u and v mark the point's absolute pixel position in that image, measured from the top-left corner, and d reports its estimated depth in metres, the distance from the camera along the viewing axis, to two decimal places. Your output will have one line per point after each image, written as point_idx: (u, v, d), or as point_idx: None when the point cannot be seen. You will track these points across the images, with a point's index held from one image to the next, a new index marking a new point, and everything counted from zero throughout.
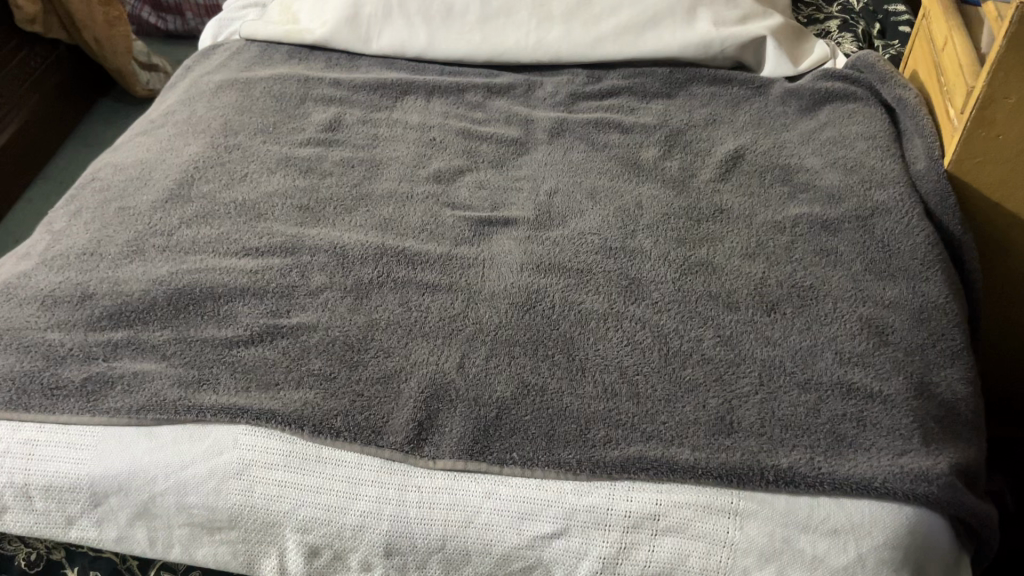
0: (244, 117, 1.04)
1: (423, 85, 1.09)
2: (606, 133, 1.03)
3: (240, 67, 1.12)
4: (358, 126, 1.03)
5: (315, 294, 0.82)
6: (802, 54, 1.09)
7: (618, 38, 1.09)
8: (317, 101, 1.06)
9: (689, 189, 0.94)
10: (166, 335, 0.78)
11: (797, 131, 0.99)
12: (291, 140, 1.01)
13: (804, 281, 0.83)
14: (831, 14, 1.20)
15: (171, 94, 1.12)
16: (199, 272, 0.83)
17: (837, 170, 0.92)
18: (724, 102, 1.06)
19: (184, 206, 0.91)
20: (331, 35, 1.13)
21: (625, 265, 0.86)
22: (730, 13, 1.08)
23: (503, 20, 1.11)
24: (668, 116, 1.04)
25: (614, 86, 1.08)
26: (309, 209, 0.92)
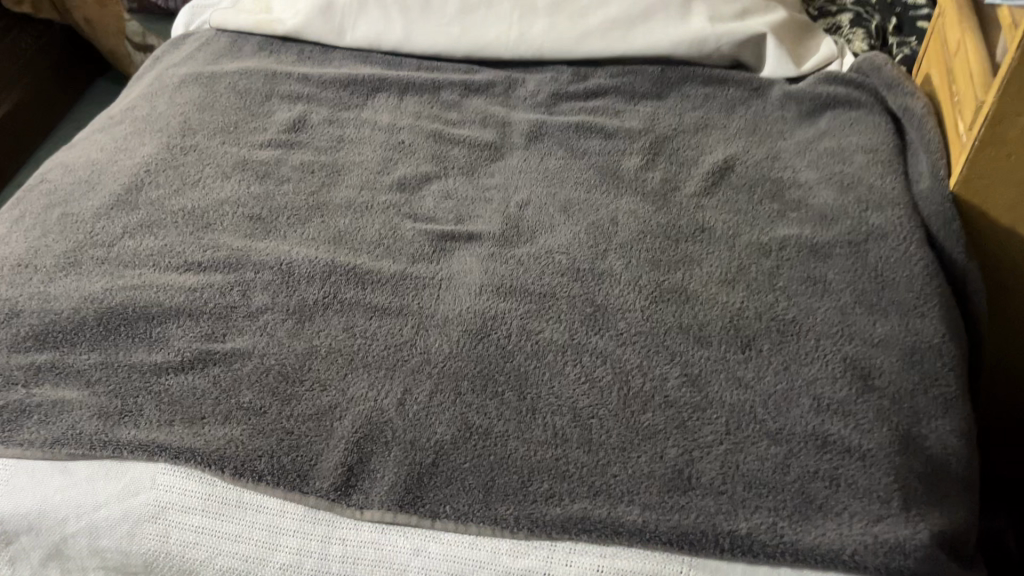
0: (204, 115, 0.98)
1: (397, 82, 1.02)
2: (587, 139, 0.95)
3: (207, 59, 1.06)
4: (323, 126, 0.97)
5: (255, 316, 0.76)
6: (807, 53, 1.01)
7: (606, 33, 1.00)
8: (282, 98, 1.00)
9: (670, 204, 0.87)
10: (92, 359, 0.73)
11: (794, 140, 0.91)
12: (251, 141, 0.95)
13: (785, 314, 0.75)
14: (845, 6, 1.10)
15: (135, 88, 1.07)
16: (134, 289, 0.78)
17: (833, 186, 0.84)
18: (717, 106, 0.98)
19: (130, 214, 0.86)
20: (303, 26, 1.07)
21: (591, 289, 0.79)
22: (728, 7, 0.99)
23: (484, 12, 1.03)
24: (655, 120, 0.96)
25: (600, 86, 1.00)
26: (261, 219, 0.86)
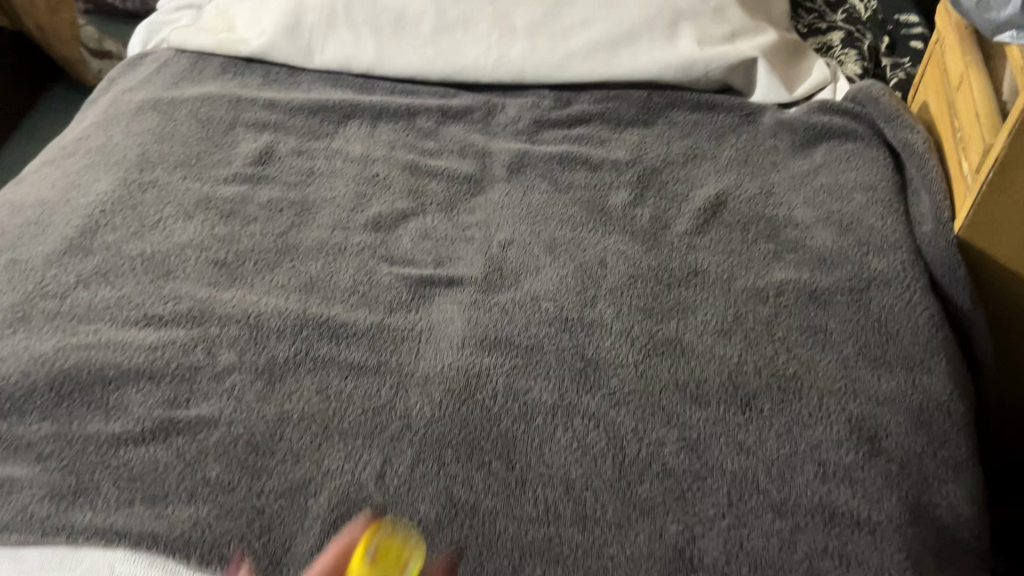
0: (164, 146, 0.92)
1: (370, 108, 0.96)
2: (572, 171, 0.91)
3: (166, 83, 1.00)
4: (291, 158, 0.91)
5: (221, 377, 0.71)
6: (799, 76, 0.96)
7: (589, 56, 0.95)
8: (247, 126, 0.94)
9: (661, 244, 0.83)
10: (44, 431, 0.68)
11: (787, 173, 0.87)
12: (215, 176, 0.89)
13: (785, 369, 0.71)
14: (834, 24, 1.06)
15: (89, 114, 1.00)
16: (90, 348, 0.73)
17: (831, 226, 0.80)
18: (706, 134, 0.93)
19: (84, 260, 0.80)
20: (268, 47, 1.01)
21: (581, 341, 0.74)
22: (717, 29, 0.95)
23: (460, 33, 0.98)
24: (642, 150, 0.92)
25: (584, 112, 0.96)
26: (226, 264, 0.81)
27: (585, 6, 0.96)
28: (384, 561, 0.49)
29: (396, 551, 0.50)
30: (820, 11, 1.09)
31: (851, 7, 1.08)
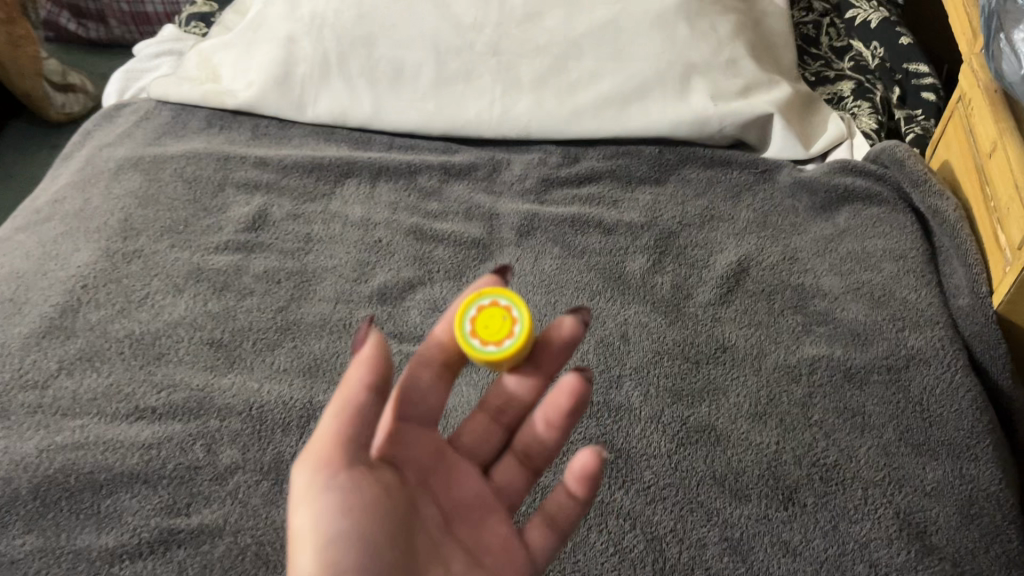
0: (148, 211, 0.86)
1: (368, 166, 0.91)
2: (585, 234, 0.86)
3: (147, 138, 0.94)
4: (286, 222, 0.86)
5: (223, 478, 0.65)
6: (813, 131, 0.93)
7: (597, 111, 0.92)
8: (237, 187, 0.88)
9: (685, 315, 0.79)
10: (29, 546, 0.62)
11: (809, 236, 0.84)
12: (205, 243, 0.83)
13: (825, 457, 0.68)
14: (842, 73, 1.04)
15: (64, 172, 0.94)
16: (77, 448, 0.67)
17: (861, 298, 0.77)
18: (721, 193, 0.90)
19: (66, 344, 0.74)
20: (257, 100, 0.95)
21: (609, 428, 0.70)
22: (730, 83, 0.91)
23: (462, 86, 0.93)
24: (657, 210, 0.88)
25: (593, 170, 0.91)
26: (222, 345, 0.75)
27: (591, 58, 0.92)
28: (487, 323, 0.56)
29: (501, 311, 0.56)
30: (826, 59, 1.07)
31: (857, 51, 1.06)
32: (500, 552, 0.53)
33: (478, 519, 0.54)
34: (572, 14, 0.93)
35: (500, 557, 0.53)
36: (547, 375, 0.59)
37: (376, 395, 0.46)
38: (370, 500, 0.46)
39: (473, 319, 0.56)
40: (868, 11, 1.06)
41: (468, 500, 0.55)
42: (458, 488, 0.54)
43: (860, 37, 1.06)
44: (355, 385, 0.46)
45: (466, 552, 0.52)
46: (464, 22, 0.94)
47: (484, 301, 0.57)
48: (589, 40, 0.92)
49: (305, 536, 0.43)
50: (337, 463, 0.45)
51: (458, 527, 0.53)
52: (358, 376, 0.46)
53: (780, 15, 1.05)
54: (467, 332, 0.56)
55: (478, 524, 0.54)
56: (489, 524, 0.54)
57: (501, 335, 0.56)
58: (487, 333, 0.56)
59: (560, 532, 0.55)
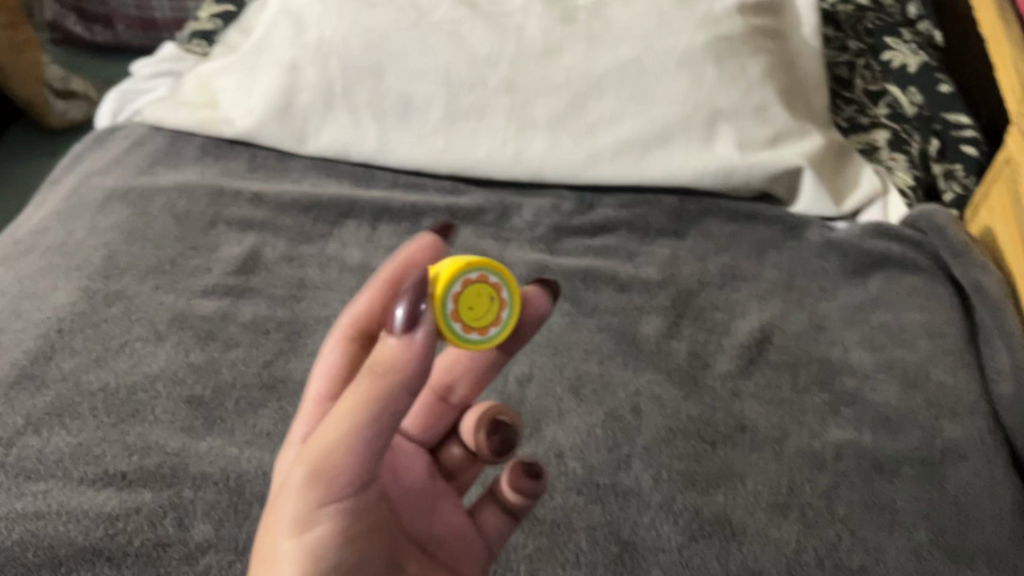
0: (134, 248, 0.81)
1: (369, 206, 0.86)
2: (597, 291, 0.81)
3: (138, 167, 0.89)
4: (279, 266, 0.81)
5: (192, 558, 0.60)
6: (845, 185, 0.87)
7: (616, 157, 0.86)
8: (230, 225, 0.83)
9: (702, 389, 0.73)
10: None
11: (839, 303, 0.78)
12: (192, 286, 0.78)
13: (851, 559, 0.61)
14: (878, 120, 0.99)
15: (49, 200, 0.89)
16: (38, 517, 0.62)
17: (893, 378, 0.71)
18: (745, 249, 0.84)
19: (35, 396, 0.69)
20: (256, 130, 0.90)
21: (615, 516, 0.64)
22: (759, 131, 0.85)
23: (473, 123, 0.88)
24: (675, 267, 0.82)
25: (608, 219, 0.86)
26: (203, 402, 0.70)
27: (612, 99, 0.87)
28: (475, 308, 0.46)
29: (488, 289, 0.47)
30: (861, 104, 1.02)
31: (894, 97, 0.99)
32: (454, 543, 0.52)
33: (429, 506, 0.51)
34: (594, 51, 0.88)
35: (453, 548, 0.51)
36: (507, 354, 0.53)
37: (408, 405, 0.40)
38: (362, 517, 0.43)
39: (458, 300, 0.46)
40: (908, 56, 1.01)
41: (417, 487, 0.52)
42: (405, 474, 0.51)
43: (897, 83, 1.00)
44: (393, 402, 0.39)
45: (421, 546, 0.50)
46: (479, 55, 0.88)
47: (469, 274, 0.46)
48: (611, 79, 0.87)
49: (290, 559, 0.41)
50: (338, 486, 0.41)
51: (410, 518, 0.50)
52: (397, 384, 0.39)
53: (813, 56, 0.99)
54: (450, 317, 0.45)
55: (430, 513, 0.51)
56: (440, 512, 0.52)
57: (487, 322, 0.47)
58: (473, 319, 0.47)
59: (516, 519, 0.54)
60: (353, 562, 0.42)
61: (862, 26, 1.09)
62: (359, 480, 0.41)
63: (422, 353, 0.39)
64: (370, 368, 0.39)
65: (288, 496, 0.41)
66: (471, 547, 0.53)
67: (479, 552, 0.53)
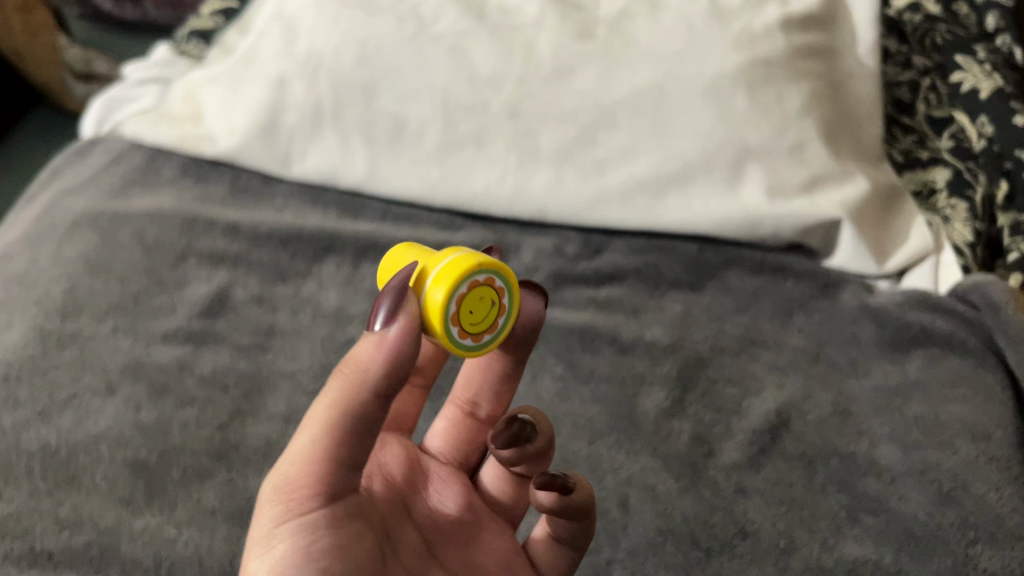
0: (96, 282, 0.75)
1: (353, 241, 0.78)
2: (596, 352, 0.72)
3: (112, 189, 0.83)
4: (249, 308, 0.74)
5: None
6: (890, 238, 0.77)
7: (627, 199, 0.77)
8: (201, 259, 0.77)
9: (702, 480, 0.64)
10: None
11: (870, 382, 0.68)
12: (152, 330, 0.72)
13: None
14: (939, 153, 0.87)
15: (22, 219, 0.84)
16: None
17: (926, 487, 0.61)
18: (769, 309, 0.74)
19: None
20: (238, 150, 0.83)
21: None
22: (792, 174, 0.75)
23: (472, 152, 0.79)
24: (687, 327, 0.73)
25: (616, 267, 0.77)
26: (146, 469, 0.64)
27: (626, 130, 0.77)
28: (475, 314, 0.45)
29: (493, 293, 0.46)
30: (921, 133, 0.89)
31: (960, 127, 0.88)
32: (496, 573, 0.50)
33: (469, 537, 0.51)
34: (610, 74, 0.78)
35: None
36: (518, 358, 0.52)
37: (380, 404, 0.39)
38: (339, 527, 0.40)
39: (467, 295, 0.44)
40: (980, 78, 0.89)
41: (454, 520, 0.51)
42: (440, 510, 0.51)
43: (965, 109, 0.88)
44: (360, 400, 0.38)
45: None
46: (482, 75, 0.80)
47: (477, 276, 0.44)
48: (627, 107, 0.77)
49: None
50: (307, 495, 0.39)
51: (448, 556, 0.49)
52: (365, 378, 0.38)
53: (869, 77, 0.87)
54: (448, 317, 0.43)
55: (469, 546, 0.51)
56: (481, 541, 0.51)
57: (481, 327, 0.46)
58: (469, 323, 0.45)
59: (564, 543, 0.51)
60: None
61: (930, 39, 0.95)
62: (334, 490, 0.40)
63: (393, 342, 0.38)
64: (341, 367, 0.39)
65: (262, 512, 0.40)
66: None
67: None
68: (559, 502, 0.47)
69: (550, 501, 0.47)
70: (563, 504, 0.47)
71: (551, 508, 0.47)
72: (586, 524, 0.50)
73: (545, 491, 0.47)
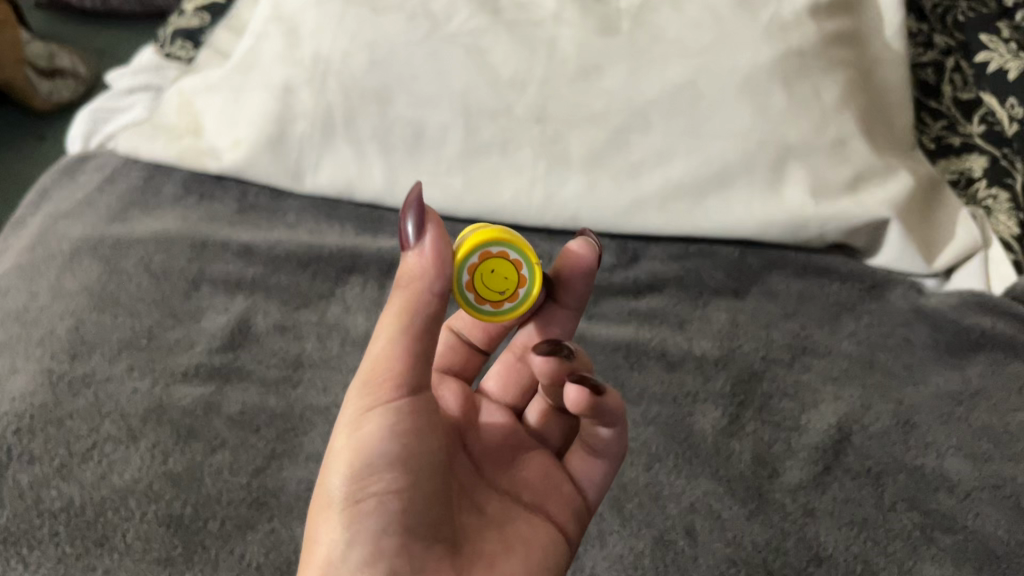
0: (105, 316, 0.70)
1: (377, 260, 0.75)
2: (643, 369, 0.69)
3: (111, 213, 0.79)
4: (273, 338, 0.70)
5: None
6: (936, 235, 0.75)
7: (664, 203, 0.73)
8: (215, 285, 0.74)
9: (769, 504, 0.61)
10: None
11: (931, 389, 0.66)
12: (171, 367, 0.68)
13: None
14: (971, 138, 0.84)
15: (15, 247, 0.79)
16: None
17: (1001, 503, 0.59)
18: (817, 313, 0.72)
19: None
20: (244, 164, 0.79)
21: None
22: (835, 173, 0.72)
23: (496, 158, 0.76)
24: (735, 337, 0.70)
25: (656, 275, 0.75)
26: (182, 524, 0.59)
27: (660, 131, 0.73)
28: (494, 274, 0.50)
29: (511, 275, 0.51)
30: (950, 118, 0.86)
31: (990, 110, 0.85)
32: (537, 487, 0.53)
33: (512, 456, 0.54)
34: (639, 71, 0.74)
35: (536, 491, 0.52)
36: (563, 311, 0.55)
37: (440, 309, 0.44)
38: (417, 418, 0.46)
39: (494, 248, 0.50)
40: (1007, 57, 0.86)
41: (500, 442, 0.55)
42: (488, 433, 0.55)
43: (994, 91, 0.85)
44: (422, 299, 0.44)
45: (504, 493, 0.52)
46: (503, 76, 0.75)
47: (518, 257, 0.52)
48: (660, 107, 0.73)
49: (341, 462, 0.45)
50: (385, 388, 0.45)
51: (492, 473, 0.53)
52: (424, 289, 0.44)
53: (899, 62, 0.83)
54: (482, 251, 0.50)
55: (512, 464, 0.54)
56: (525, 461, 0.54)
57: (495, 292, 0.51)
58: (489, 283, 0.51)
59: (602, 454, 0.53)
60: (409, 458, 0.45)
61: (951, 18, 0.93)
62: (405, 387, 0.45)
63: (437, 255, 0.44)
64: (401, 282, 0.45)
65: (346, 408, 0.46)
66: (561, 488, 0.53)
67: (571, 494, 0.53)
68: (592, 403, 0.47)
69: (580, 399, 0.46)
70: (595, 406, 0.47)
71: (581, 411, 0.47)
72: (620, 431, 0.51)
73: (576, 389, 0.46)
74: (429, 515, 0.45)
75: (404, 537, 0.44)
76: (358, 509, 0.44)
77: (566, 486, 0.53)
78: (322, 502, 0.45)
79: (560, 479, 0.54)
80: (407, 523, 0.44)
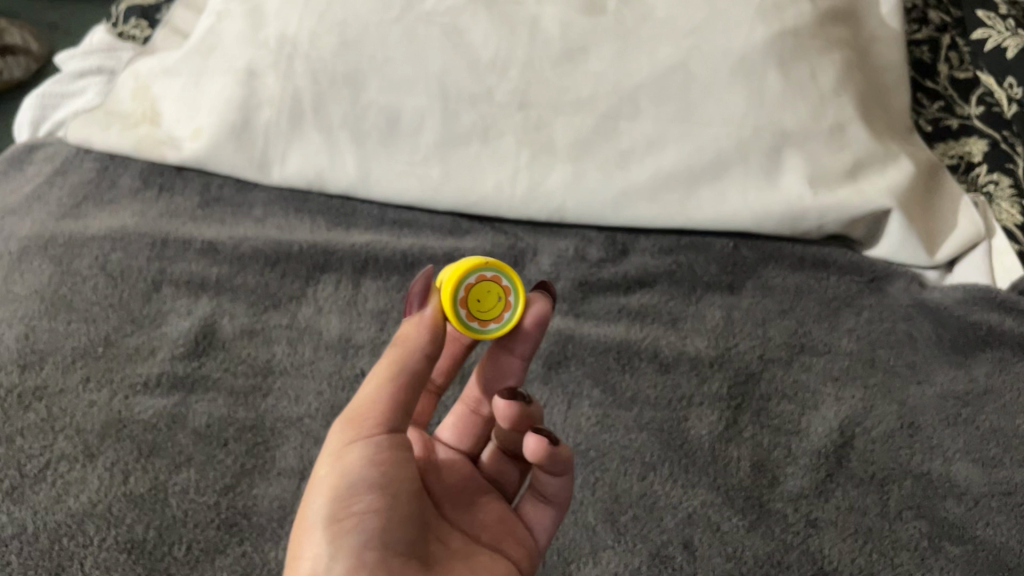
0: (59, 323, 0.66)
1: (350, 256, 0.70)
2: (635, 372, 0.65)
3: (63, 209, 0.76)
4: (240, 343, 0.65)
5: None
6: (936, 226, 0.71)
7: (655, 194, 0.70)
8: (177, 286, 0.69)
9: (769, 515, 0.57)
10: None
11: (936, 389, 0.63)
12: (131, 377, 0.63)
13: None
14: (970, 119, 0.80)
15: None
16: None
17: (1012, 511, 0.56)
18: (816, 309, 0.68)
19: None
20: (205, 155, 0.75)
21: None
22: (834, 159, 0.68)
23: (476, 147, 0.71)
24: (730, 335, 0.67)
25: (646, 270, 0.71)
26: (145, 550, 0.54)
27: (650, 116, 0.69)
28: (483, 300, 0.50)
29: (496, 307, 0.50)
30: (948, 99, 0.82)
31: (988, 90, 0.80)
32: (496, 530, 0.49)
33: (469, 502, 0.50)
34: (628, 53, 0.69)
35: (496, 535, 0.49)
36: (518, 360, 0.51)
37: (427, 368, 0.46)
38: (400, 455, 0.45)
39: (462, 290, 0.49)
40: (1005, 34, 0.80)
41: (458, 487, 0.51)
42: (446, 478, 0.51)
43: (991, 71, 0.80)
44: (416, 349, 0.45)
45: (464, 532, 0.48)
46: (482, 59, 0.70)
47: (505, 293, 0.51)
48: (649, 91, 0.69)
49: (322, 490, 0.43)
50: (370, 424, 0.45)
51: (451, 512, 0.49)
52: (415, 346, 0.45)
53: (896, 39, 0.78)
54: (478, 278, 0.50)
55: (471, 507, 0.50)
56: (482, 505, 0.51)
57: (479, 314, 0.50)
58: (476, 308, 0.50)
59: (556, 504, 0.50)
60: (390, 489, 0.44)
61: None
62: (389, 427, 0.45)
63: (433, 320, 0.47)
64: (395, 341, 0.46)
65: (326, 446, 0.45)
66: (517, 532, 0.50)
67: (525, 538, 0.50)
68: (549, 452, 0.46)
69: (539, 451, 0.46)
70: (551, 457, 0.46)
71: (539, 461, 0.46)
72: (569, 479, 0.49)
73: (536, 439, 0.46)
74: (409, 537, 0.43)
75: (383, 557, 0.42)
76: (340, 527, 0.42)
77: (520, 530, 0.50)
78: (300, 531, 0.43)
79: (515, 524, 0.50)
80: (388, 540, 0.42)
